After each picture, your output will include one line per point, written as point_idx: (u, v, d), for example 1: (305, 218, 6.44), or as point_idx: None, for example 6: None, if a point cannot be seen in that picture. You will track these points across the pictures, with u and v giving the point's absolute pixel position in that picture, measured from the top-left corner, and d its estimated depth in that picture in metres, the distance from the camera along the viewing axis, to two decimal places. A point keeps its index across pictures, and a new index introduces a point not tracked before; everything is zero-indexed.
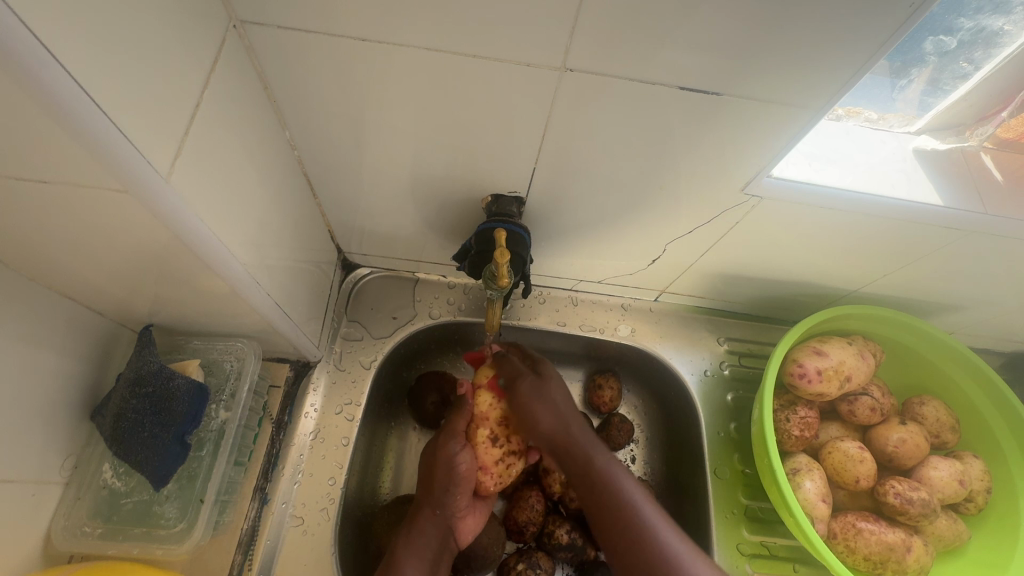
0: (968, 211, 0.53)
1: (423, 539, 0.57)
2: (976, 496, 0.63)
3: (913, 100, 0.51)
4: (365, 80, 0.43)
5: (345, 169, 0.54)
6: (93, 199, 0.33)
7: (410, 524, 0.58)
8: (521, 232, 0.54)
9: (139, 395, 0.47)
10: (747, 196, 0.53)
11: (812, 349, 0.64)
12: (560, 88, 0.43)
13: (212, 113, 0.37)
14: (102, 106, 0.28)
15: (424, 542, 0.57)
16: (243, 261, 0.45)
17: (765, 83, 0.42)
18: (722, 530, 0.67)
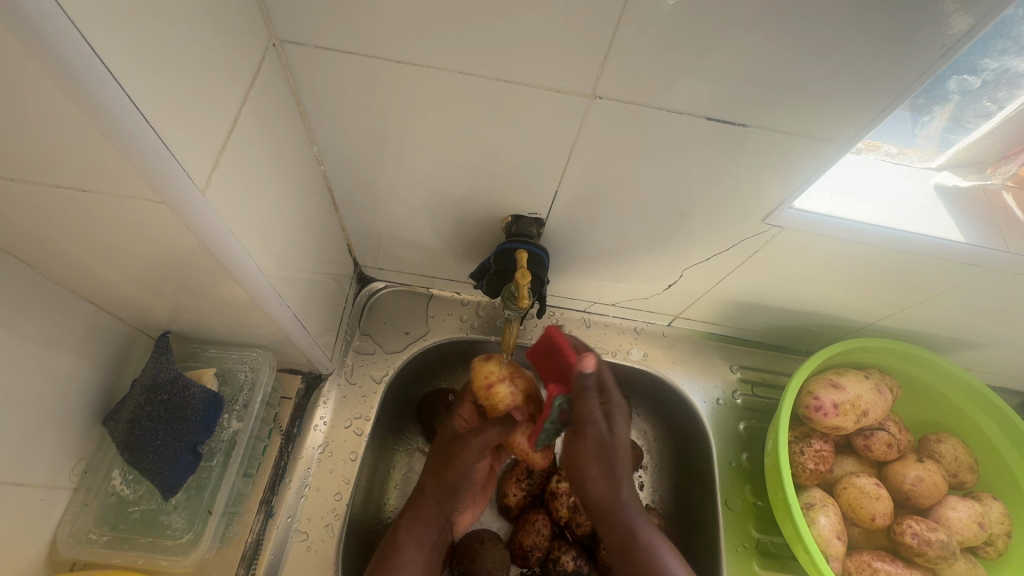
0: (991, 249, 0.52)
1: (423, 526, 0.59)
2: (997, 540, 0.62)
3: (934, 135, 0.52)
4: (396, 100, 0.44)
5: (368, 186, 0.55)
6: (129, 206, 0.33)
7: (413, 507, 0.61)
8: (540, 253, 0.55)
9: (153, 402, 0.48)
10: (768, 226, 0.53)
11: (828, 381, 0.63)
12: (587, 115, 0.44)
13: (248, 129, 0.38)
14: (149, 118, 0.28)
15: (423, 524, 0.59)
16: (267, 272, 0.45)
17: (792, 117, 0.42)
18: (733, 563, 0.65)
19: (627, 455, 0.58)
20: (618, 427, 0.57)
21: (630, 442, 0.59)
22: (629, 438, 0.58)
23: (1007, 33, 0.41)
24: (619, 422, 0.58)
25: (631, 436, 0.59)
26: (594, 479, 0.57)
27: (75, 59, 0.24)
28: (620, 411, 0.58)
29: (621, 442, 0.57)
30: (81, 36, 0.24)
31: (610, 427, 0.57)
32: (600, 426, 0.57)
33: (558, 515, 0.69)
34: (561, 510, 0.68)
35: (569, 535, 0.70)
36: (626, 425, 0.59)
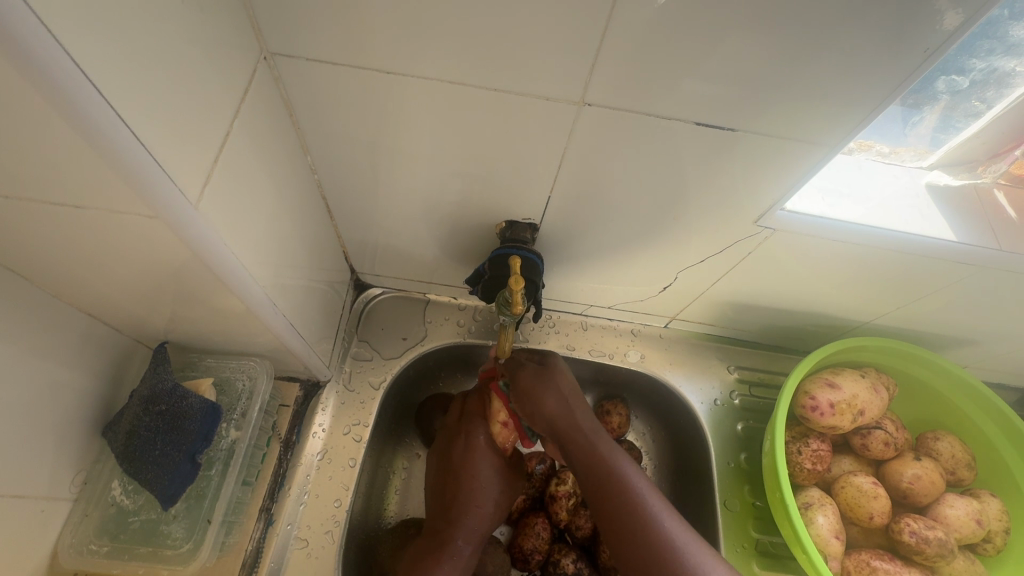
0: (983, 247, 0.52)
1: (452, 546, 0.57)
2: (995, 537, 0.62)
3: (925, 134, 0.52)
4: (388, 109, 0.45)
5: (362, 194, 0.55)
6: (123, 221, 0.33)
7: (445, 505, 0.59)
8: (534, 258, 0.55)
9: (151, 412, 0.48)
10: (760, 228, 0.53)
11: (825, 381, 0.63)
12: (577, 121, 0.44)
13: (241, 141, 0.38)
14: (140, 136, 0.29)
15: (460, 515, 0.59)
16: (262, 282, 0.45)
17: (780, 120, 0.42)
18: (733, 564, 0.65)
19: (565, 416, 0.56)
20: (549, 398, 0.57)
21: (572, 406, 0.57)
22: (563, 402, 0.57)
23: (993, 33, 0.42)
24: (550, 393, 0.57)
25: (569, 403, 0.57)
26: (532, 431, 0.57)
27: (65, 81, 0.24)
28: (553, 382, 0.58)
29: (552, 412, 0.56)
30: (71, 59, 0.24)
31: (544, 395, 0.57)
32: (517, 401, 0.58)
33: (558, 518, 0.69)
34: (560, 513, 0.69)
35: (569, 537, 0.71)
36: (567, 382, 0.58)
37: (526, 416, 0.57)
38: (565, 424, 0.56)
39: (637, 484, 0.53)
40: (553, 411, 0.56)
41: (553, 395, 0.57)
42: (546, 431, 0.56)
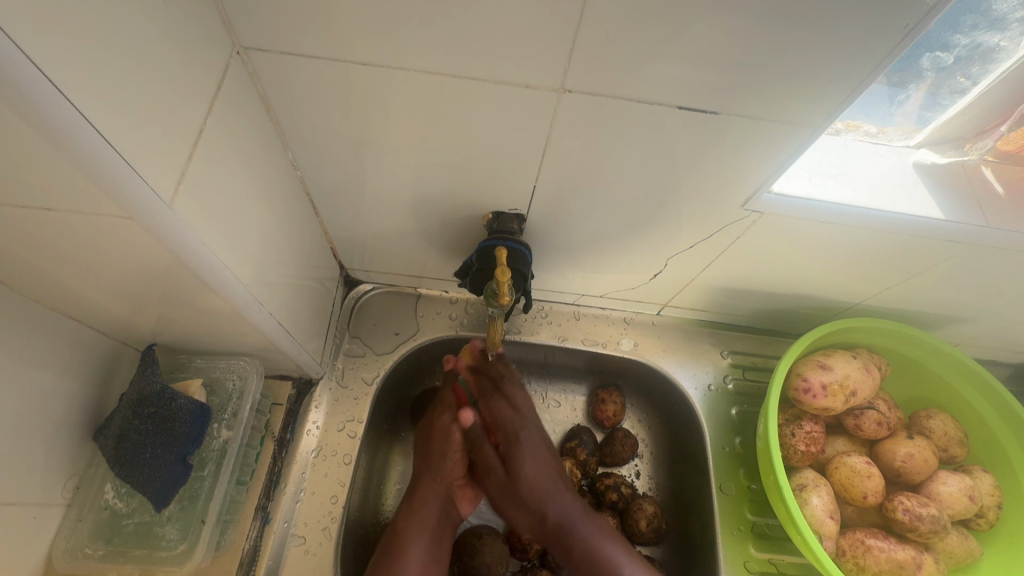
0: (970, 225, 0.52)
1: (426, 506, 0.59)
2: (987, 512, 0.62)
3: (912, 113, 0.52)
4: (368, 102, 0.44)
5: (347, 189, 0.55)
6: (97, 222, 0.33)
7: (414, 502, 0.59)
8: (521, 249, 0.55)
9: (140, 415, 0.48)
10: (748, 212, 0.53)
11: (816, 363, 0.63)
12: (558, 109, 0.44)
13: (216, 139, 0.37)
14: (106, 135, 0.28)
15: (425, 515, 0.59)
16: (245, 281, 0.45)
17: (762, 102, 0.42)
18: (729, 547, 0.66)
19: (545, 485, 0.58)
20: (527, 460, 0.59)
21: (541, 444, 0.61)
22: (535, 439, 0.61)
23: (976, 8, 0.41)
24: (528, 455, 0.59)
25: (541, 444, 0.61)
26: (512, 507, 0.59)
27: (26, 83, 0.24)
28: (530, 446, 0.60)
29: (530, 477, 0.58)
30: (30, 60, 0.23)
31: (524, 429, 0.61)
32: (497, 459, 0.59)
33: None
34: None
35: None
36: (535, 428, 0.62)
37: (505, 484, 0.58)
38: (539, 469, 0.59)
39: (603, 542, 0.57)
40: (532, 477, 0.58)
41: (530, 430, 0.61)
42: (524, 503, 0.58)
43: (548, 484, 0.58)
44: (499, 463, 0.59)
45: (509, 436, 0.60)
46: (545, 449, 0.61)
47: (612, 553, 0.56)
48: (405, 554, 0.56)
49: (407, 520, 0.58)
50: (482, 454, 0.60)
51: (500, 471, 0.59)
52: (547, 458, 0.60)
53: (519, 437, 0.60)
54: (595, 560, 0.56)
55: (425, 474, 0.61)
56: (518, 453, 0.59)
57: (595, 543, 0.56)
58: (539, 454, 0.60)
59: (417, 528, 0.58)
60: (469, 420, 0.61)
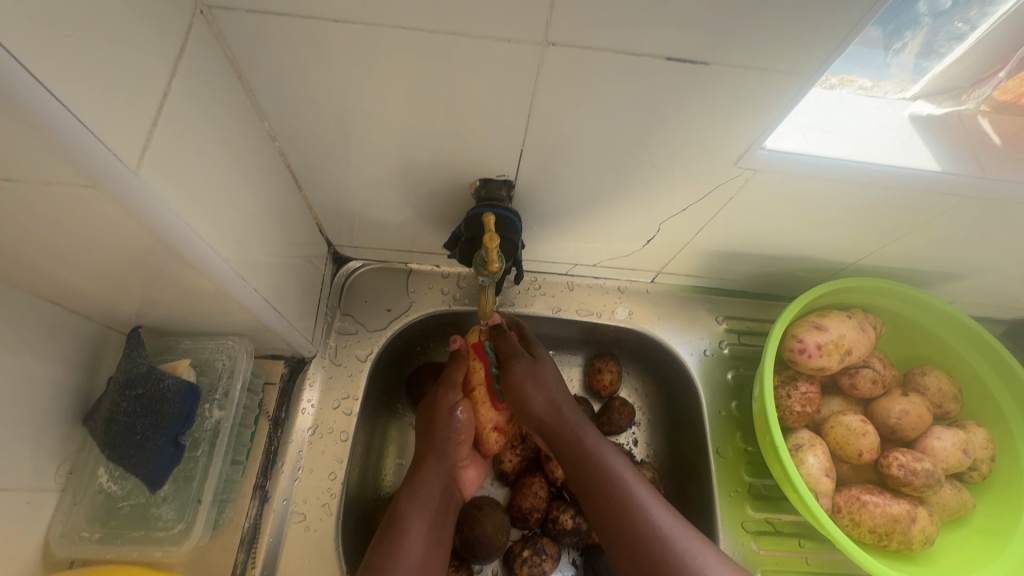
0: (967, 176, 0.51)
1: (425, 489, 0.60)
2: (980, 465, 0.63)
3: (908, 63, 0.51)
4: (343, 65, 0.42)
5: (329, 160, 0.53)
6: (51, 192, 0.31)
7: (416, 482, 0.60)
8: (510, 217, 0.53)
9: (128, 397, 0.47)
10: (740, 170, 0.52)
11: (811, 324, 0.63)
12: (542, 66, 0.42)
13: (183, 105, 0.35)
14: (52, 89, 0.26)
15: (427, 498, 0.59)
16: (227, 257, 0.43)
17: (754, 51, 0.40)
18: (727, 508, 0.67)
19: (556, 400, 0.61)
20: (529, 387, 0.60)
21: (560, 388, 0.62)
22: (554, 377, 0.62)
23: None
24: (532, 385, 0.61)
25: (558, 384, 0.62)
26: (532, 394, 0.60)
27: None
28: (546, 369, 0.62)
29: (532, 394, 0.60)
30: None
31: (529, 382, 0.60)
32: (525, 359, 0.61)
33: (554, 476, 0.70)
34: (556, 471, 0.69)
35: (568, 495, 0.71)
36: (554, 367, 0.64)
37: (530, 370, 0.61)
38: (559, 392, 0.61)
39: (623, 471, 0.56)
40: (535, 397, 0.60)
41: (536, 383, 0.61)
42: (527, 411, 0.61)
43: (557, 398, 0.61)
44: (523, 374, 0.61)
45: (516, 395, 0.60)
46: (558, 412, 0.60)
47: (618, 465, 0.57)
48: (408, 534, 0.56)
49: (408, 502, 0.59)
50: (505, 375, 0.62)
51: (528, 360, 0.62)
52: (561, 405, 0.61)
53: (526, 394, 0.60)
54: (626, 501, 0.54)
55: (427, 452, 0.62)
56: (523, 401, 0.60)
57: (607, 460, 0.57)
58: (555, 398, 0.60)
59: (418, 510, 0.58)
60: (469, 360, 0.62)
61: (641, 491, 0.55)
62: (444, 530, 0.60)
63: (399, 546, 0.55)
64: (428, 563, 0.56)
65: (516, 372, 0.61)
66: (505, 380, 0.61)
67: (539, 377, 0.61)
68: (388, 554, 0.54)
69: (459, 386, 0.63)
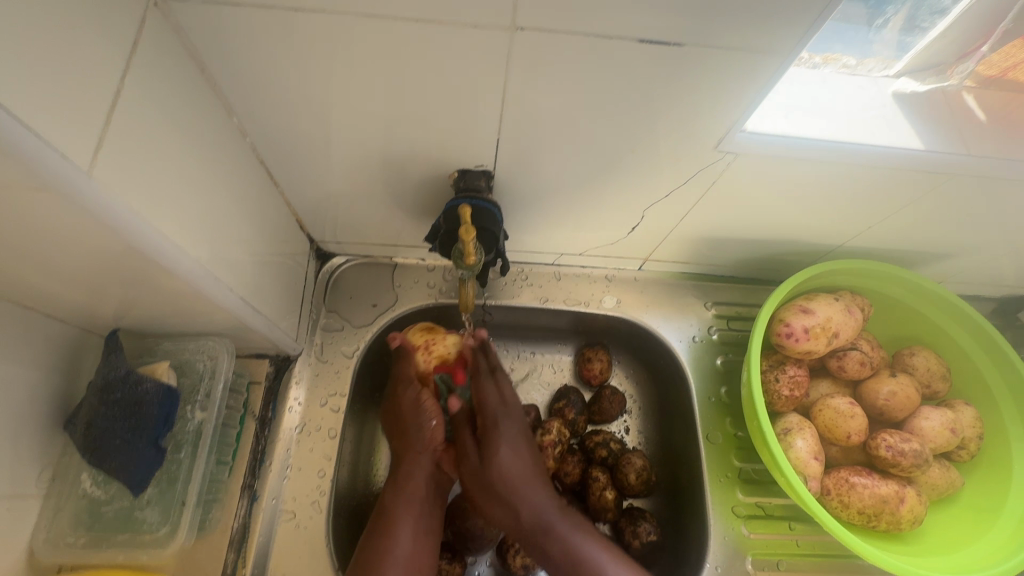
0: (951, 154, 0.51)
1: (415, 485, 0.59)
2: (969, 443, 0.63)
3: (890, 40, 0.51)
4: (309, 56, 0.41)
5: (303, 155, 0.52)
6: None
7: (399, 476, 0.59)
8: (489, 207, 0.52)
9: (107, 401, 0.47)
10: (721, 154, 0.51)
11: (798, 307, 0.63)
12: (512, 51, 0.41)
13: (140, 103, 0.34)
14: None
15: (412, 491, 0.59)
16: (199, 256, 0.43)
17: (729, 30, 0.39)
18: (718, 494, 0.67)
19: (519, 448, 0.59)
20: (505, 450, 0.59)
21: (523, 464, 0.59)
22: (516, 458, 0.59)
23: None
24: (505, 448, 0.59)
25: (523, 458, 0.59)
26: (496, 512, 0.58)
27: None
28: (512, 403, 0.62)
29: (506, 434, 0.59)
30: None
31: (503, 442, 0.59)
32: (490, 380, 0.62)
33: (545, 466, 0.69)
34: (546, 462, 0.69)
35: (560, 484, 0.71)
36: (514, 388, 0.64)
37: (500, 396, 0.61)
38: (522, 476, 0.58)
39: (597, 557, 0.55)
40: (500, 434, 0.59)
41: (512, 448, 0.59)
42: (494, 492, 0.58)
43: (517, 434, 0.60)
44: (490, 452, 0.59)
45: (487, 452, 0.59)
46: (529, 477, 0.58)
47: (598, 559, 0.55)
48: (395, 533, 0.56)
49: (394, 497, 0.58)
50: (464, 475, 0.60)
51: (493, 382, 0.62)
52: (525, 448, 0.60)
53: (498, 455, 0.58)
54: (584, 573, 0.55)
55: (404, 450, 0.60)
56: (495, 468, 0.58)
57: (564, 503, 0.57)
58: (527, 465, 0.59)
59: (405, 504, 0.57)
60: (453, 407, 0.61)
61: (584, 543, 0.56)
62: (433, 521, 0.59)
63: (383, 550, 0.54)
64: (421, 560, 0.56)
65: (496, 420, 0.60)
66: (484, 416, 0.60)
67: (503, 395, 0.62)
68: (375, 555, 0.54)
69: (415, 378, 0.63)
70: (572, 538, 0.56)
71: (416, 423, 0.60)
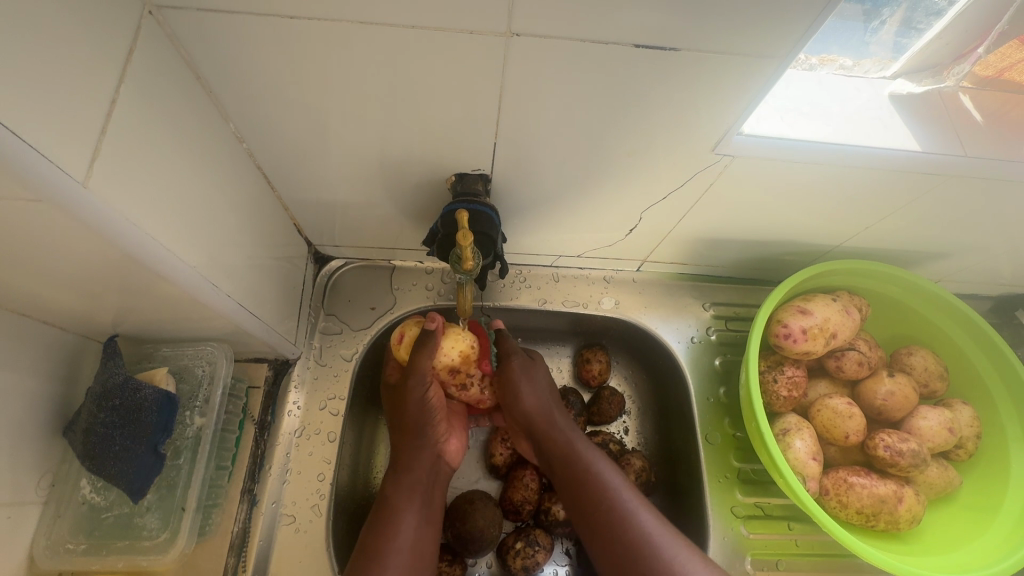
0: (947, 155, 0.51)
1: (411, 475, 0.58)
2: (967, 442, 0.63)
3: (886, 41, 0.50)
4: (305, 63, 0.41)
5: (300, 159, 0.52)
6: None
7: (399, 468, 0.59)
8: (486, 212, 0.52)
9: (105, 408, 0.46)
10: (718, 156, 0.51)
11: (796, 308, 0.63)
12: (508, 56, 0.41)
13: (136, 111, 0.34)
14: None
15: (413, 479, 0.58)
16: (196, 263, 0.43)
17: (725, 34, 0.39)
18: (717, 494, 0.67)
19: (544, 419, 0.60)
20: (524, 387, 0.60)
21: (543, 397, 0.61)
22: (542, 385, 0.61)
23: None
24: (525, 384, 0.60)
25: (544, 391, 0.61)
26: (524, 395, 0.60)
27: None
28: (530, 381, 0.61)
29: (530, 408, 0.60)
30: None
31: (524, 380, 0.60)
32: (523, 356, 0.62)
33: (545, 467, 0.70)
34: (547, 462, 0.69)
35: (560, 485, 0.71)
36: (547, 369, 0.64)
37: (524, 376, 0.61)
38: (547, 400, 0.61)
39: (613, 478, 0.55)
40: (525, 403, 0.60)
41: (530, 382, 0.61)
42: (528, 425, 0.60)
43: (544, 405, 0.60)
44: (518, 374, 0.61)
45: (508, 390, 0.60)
46: (547, 411, 0.60)
47: (615, 483, 0.55)
48: (397, 519, 0.55)
49: (395, 486, 0.58)
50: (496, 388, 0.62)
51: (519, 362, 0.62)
52: (546, 390, 0.62)
53: (519, 392, 0.60)
54: (613, 507, 0.53)
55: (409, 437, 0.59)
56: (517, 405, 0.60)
57: (602, 476, 0.55)
58: (546, 397, 0.61)
59: (408, 492, 0.57)
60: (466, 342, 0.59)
61: (606, 468, 0.56)
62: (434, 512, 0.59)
63: (387, 534, 0.54)
64: (423, 545, 0.55)
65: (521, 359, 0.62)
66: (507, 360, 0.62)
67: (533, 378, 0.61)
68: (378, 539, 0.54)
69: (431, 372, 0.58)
70: (590, 456, 0.57)
71: (426, 408, 0.60)
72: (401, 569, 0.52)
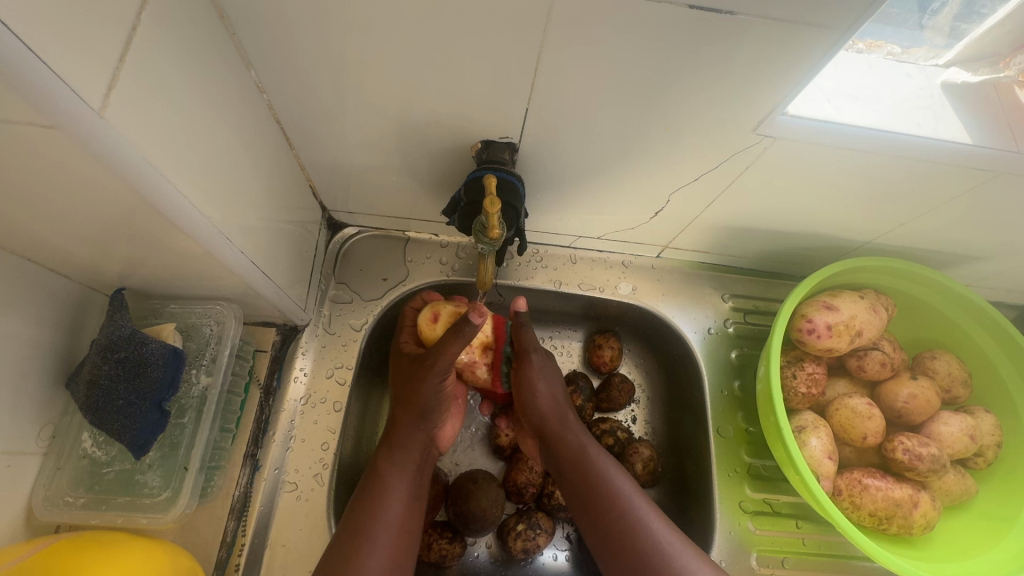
0: (998, 149, 0.48)
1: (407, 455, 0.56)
2: (986, 451, 0.62)
3: (944, 25, 0.47)
4: (335, 8, 0.39)
5: (322, 116, 0.50)
6: (1, 134, 0.28)
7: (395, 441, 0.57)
8: (513, 181, 0.51)
9: (110, 359, 0.45)
10: (759, 137, 0.49)
11: (822, 303, 0.61)
12: (553, 13, 0.38)
13: (155, 45, 0.32)
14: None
15: (405, 458, 0.56)
16: (211, 215, 0.41)
17: (787, 1, 0.37)
18: (725, 489, 0.66)
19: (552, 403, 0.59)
20: (540, 382, 0.59)
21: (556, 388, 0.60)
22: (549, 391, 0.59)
23: None
24: (541, 375, 0.60)
25: (556, 383, 0.61)
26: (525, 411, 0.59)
27: None
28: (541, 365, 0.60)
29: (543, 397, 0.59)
30: None
31: (538, 377, 0.59)
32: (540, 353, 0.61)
33: None
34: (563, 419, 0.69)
35: None
36: (551, 369, 0.61)
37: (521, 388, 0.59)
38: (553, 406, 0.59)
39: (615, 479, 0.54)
40: (543, 396, 0.59)
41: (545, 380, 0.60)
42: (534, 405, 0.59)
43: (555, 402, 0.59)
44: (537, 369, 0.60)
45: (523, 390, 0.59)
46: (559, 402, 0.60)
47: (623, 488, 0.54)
48: (387, 496, 0.53)
49: (387, 462, 0.56)
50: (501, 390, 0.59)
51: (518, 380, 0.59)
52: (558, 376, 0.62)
53: (535, 389, 0.59)
54: (612, 504, 0.53)
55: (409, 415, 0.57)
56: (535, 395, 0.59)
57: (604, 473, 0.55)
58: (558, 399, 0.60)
59: (398, 468, 0.55)
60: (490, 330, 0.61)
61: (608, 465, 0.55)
62: (424, 488, 0.57)
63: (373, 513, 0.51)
64: (407, 529, 0.53)
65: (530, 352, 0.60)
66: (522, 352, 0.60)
67: (531, 388, 0.59)
68: (359, 525, 0.50)
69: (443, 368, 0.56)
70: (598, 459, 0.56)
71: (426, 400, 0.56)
72: (382, 562, 0.49)
